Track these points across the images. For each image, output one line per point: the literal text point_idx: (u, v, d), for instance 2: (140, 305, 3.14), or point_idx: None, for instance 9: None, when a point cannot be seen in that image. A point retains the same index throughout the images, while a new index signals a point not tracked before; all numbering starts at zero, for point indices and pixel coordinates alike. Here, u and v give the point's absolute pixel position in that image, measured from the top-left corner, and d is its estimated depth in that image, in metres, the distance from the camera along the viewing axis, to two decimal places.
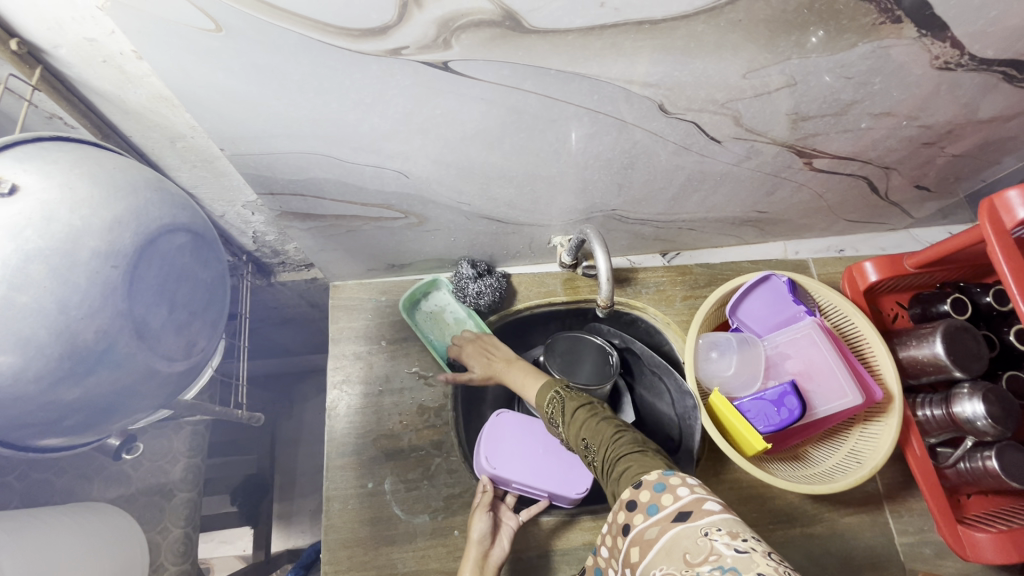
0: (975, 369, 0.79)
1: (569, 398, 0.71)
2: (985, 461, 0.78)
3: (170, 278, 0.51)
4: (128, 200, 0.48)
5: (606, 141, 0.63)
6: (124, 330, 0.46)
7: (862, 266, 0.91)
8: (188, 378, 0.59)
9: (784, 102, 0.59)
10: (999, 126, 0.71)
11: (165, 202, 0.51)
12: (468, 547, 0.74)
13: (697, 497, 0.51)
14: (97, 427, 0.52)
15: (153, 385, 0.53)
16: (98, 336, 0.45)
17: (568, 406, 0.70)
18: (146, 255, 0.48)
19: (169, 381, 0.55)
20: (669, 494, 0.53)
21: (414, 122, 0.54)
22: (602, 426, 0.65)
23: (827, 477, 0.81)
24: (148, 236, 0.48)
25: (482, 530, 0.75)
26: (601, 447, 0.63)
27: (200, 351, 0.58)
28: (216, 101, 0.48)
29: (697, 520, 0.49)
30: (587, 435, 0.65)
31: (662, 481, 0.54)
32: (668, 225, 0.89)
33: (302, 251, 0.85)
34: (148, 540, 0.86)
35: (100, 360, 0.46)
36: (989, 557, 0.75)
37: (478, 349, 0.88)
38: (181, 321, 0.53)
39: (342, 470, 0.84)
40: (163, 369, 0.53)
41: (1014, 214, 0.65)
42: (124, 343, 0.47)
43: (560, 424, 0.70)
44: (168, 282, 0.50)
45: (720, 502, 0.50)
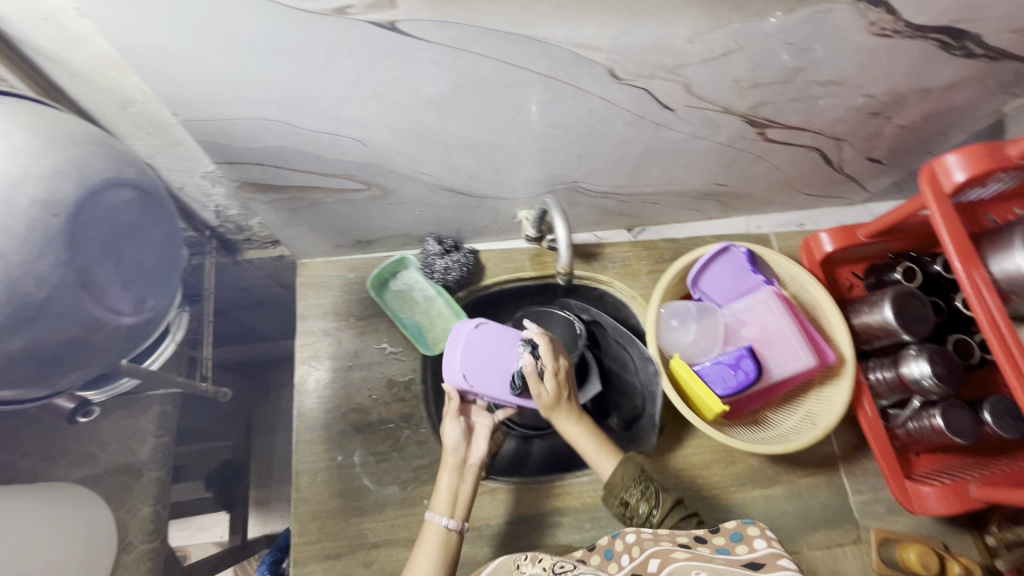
0: (921, 332, 0.82)
1: (659, 487, 0.72)
2: (931, 420, 0.81)
3: (114, 232, 0.53)
4: (69, 153, 0.50)
5: (562, 109, 0.64)
6: (67, 279, 0.49)
7: (818, 237, 0.94)
8: (140, 334, 0.61)
9: (732, 69, 0.61)
10: (941, 96, 0.74)
11: (107, 157, 0.53)
12: (444, 455, 0.78)
13: (772, 549, 0.55)
14: (50, 380, 0.55)
15: (102, 339, 0.55)
16: (39, 284, 0.47)
17: (662, 497, 0.71)
18: (89, 208, 0.50)
19: (121, 334, 0.57)
20: (746, 544, 0.58)
21: (367, 86, 0.54)
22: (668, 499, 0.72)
23: (784, 438, 0.84)
24: (91, 189, 0.50)
25: (455, 437, 0.78)
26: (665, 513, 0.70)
27: (151, 309, 0.61)
28: (163, 62, 0.48)
29: (767, 566, 0.52)
30: (656, 506, 0.71)
31: (740, 530, 0.60)
32: (631, 199, 0.91)
33: (267, 226, 0.84)
34: (116, 519, 0.85)
35: (43, 309, 0.48)
36: (933, 508, 0.79)
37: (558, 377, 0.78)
38: (128, 277, 0.55)
39: (312, 444, 0.85)
40: (111, 322, 0.55)
41: (952, 177, 0.68)
42: (67, 294, 0.49)
43: (624, 510, 0.72)
44: (112, 237, 0.53)
45: (793, 560, 0.52)
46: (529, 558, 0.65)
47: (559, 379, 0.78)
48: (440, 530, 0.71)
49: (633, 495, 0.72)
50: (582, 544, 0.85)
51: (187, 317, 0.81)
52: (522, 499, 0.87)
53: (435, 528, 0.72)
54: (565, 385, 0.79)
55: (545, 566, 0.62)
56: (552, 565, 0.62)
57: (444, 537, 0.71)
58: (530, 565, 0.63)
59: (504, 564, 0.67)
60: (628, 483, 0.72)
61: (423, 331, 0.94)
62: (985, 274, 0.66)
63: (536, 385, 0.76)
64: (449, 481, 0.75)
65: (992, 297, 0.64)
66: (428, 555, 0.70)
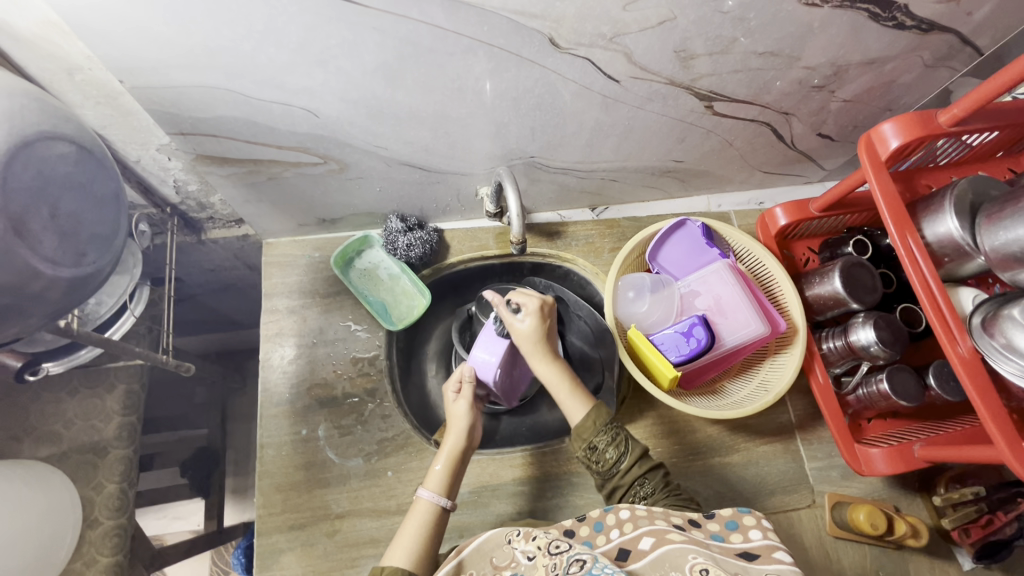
0: (868, 300, 0.85)
1: (629, 435, 0.74)
2: (878, 385, 0.84)
3: (49, 182, 0.51)
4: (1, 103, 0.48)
5: (509, 79, 0.66)
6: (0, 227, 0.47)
7: (773, 212, 0.96)
8: (78, 292, 0.59)
9: (670, 38, 0.63)
10: (879, 69, 0.77)
11: (44, 110, 0.51)
12: (448, 435, 0.78)
13: (768, 543, 0.55)
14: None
15: (42, 290, 0.53)
16: None
17: (631, 445, 0.73)
18: (22, 156, 0.48)
19: (57, 291, 0.55)
20: (741, 533, 0.58)
21: (311, 54, 0.56)
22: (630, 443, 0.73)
23: (739, 405, 0.86)
24: (25, 139, 0.48)
25: (464, 422, 0.79)
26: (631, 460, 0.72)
27: (91, 263, 0.59)
28: (105, 25, 0.50)
29: (763, 559, 0.53)
30: (617, 450, 0.73)
31: (736, 518, 0.59)
32: (590, 176, 0.93)
33: (228, 204, 0.88)
34: (81, 496, 0.86)
35: None
36: (880, 469, 0.81)
37: (541, 312, 0.79)
38: (65, 227, 0.54)
39: (277, 418, 0.87)
40: (48, 273, 0.53)
41: (887, 145, 0.70)
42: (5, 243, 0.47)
43: (590, 449, 0.73)
44: (46, 186, 0.51)
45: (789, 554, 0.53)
46: (520, 535, 0.61)
47: (544, 329, 0.79)
48: (433, 506, 0.72)
49: (602, 440, 0.73)
50: (544, 512, 0.86)
51: (148, 292, 0.87)
52: (485, 470, 0.88)
53: (425, 504, 0.72)
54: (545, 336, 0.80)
55: (540, 546, 0.58)
56: (547, 545, 0.58)
57: (434, 512, 0.72)
58: (522, 543, 0.60)
59: (496, 537, 0.63)
60: (597, 432, 0.73)
61: (388, 308, 0.95)
62: (919, 240, 0.68)
63: (517, 326, 0.78)
64: (447, 461, 0.76)
65: (926, 263, 0.66)
66: (417, 527, 0.70)
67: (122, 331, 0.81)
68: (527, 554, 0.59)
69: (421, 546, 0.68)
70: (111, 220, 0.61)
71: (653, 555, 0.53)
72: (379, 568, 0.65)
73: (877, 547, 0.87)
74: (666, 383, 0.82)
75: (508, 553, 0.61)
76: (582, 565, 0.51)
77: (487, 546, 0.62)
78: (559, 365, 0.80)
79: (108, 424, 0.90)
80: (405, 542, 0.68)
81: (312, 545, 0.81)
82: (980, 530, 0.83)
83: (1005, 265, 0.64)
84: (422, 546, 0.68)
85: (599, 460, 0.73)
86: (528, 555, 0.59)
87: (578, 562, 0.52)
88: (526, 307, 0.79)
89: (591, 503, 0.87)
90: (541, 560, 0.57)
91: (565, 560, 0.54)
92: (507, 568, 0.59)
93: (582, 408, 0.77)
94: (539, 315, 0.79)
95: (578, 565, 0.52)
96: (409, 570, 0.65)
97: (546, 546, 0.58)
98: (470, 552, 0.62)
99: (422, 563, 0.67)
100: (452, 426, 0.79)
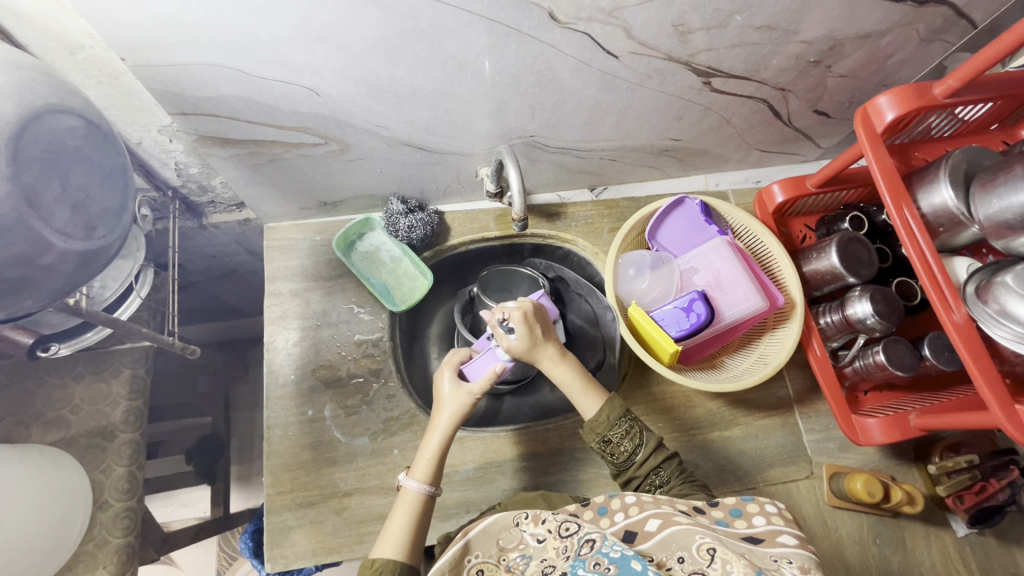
0: (865, 273, 0.86)
1: (643, 427, 0.76)
2: (875, 357, 0.85)
3: (59, 155, 0.51)
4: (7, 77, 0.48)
5: (509, 55, 0.66)
6: (14, 198, 0.47)
7: (770, 189, 0.97)
8: (86, 268, 0.60)
9: (668, 12, 0.63)
10: (875, 43, 0.77)
11: (51, 83, 0.51)
12: (435, 423, 0.77)
13: (773, 527, 0.56)
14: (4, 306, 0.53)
15: (53, 263, 0.53)
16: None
17: (646, 437, 0.75)
18: (32, 127, 0.49)
19: (68, 264, 0.56)
20: (745, 519, 0.58)
21: (312, 30, 0.56)
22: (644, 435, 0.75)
23: (738, 378, 0.88)
24: (34, 110, 0.48)
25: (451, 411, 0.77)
26: (646, 452, 0.74)
27: (102, 239, 0.60)
28: (106, 2, 0.50)
29: (768, 543, 0.54)
30: (633, 443, 0.74)
31: (740, 506, 0.60)
32: (589, 155, 0.94)
33: (230, 187, 0.88)
34: (90, 480, 0.87)
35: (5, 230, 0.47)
36: (877, 438, 0.83)
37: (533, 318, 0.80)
38: (76, 201, 0.54)
39: (283, 399, 0.88)
40: (60, 246, 0.53)
41: (883, 118, 0.71)
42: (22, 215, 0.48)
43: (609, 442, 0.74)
44: (57, 159, 0.51)
45: (795, 537, 0.55)
46: (529, 517, 0.62)
47: (536, 337, 0.79)
48: (419, 495, 0.72)
49: (616, 433, 0.74)
50: (548, 487, 0.88)
51: (153, 275, 0.87)
52: (489, 447, 0.89)
53: (412, 493, 0.73)
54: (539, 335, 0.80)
55: (550, 529, 0.59)
56: (557, 527, 0.59)
57: (421, 501, 0.72)
58: (532, 527, 0.61)
59: (502, 519, 0.63)
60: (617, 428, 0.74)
61: (391, 290, 0.96)
62: (916, 213, 0.69)
63: (505, 346, 0.79)
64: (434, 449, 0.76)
65: (923, 236, 0.67)
66: (405, 516, 0.70)
67: (129, 312, 0.82)
68: (536, 537, 0.60)
69: (407, 537, 0.68)
70: (118, 197, 0.61)
71: (659, 536, 0.55)
72: (368, 561, 0.66)
73: (873, 516, 0.89)
74: (666, 358, 0.84)
75: (516, 535, 0.62)
76: (592, 545, 0.52)
77: (495, 527, 0.63)
78: (564, 363, 0.80)
79: (115, 409, 0.91)
80: (392, 533, 0.69)
81: (321, 522, 0.82)
82: (973, 496, 0.85)
83: (998, 233, 0.65)
84: (410, 538, 0.68)
85: (618, 455, 0.74)
86: (538, 538, 0.60)
87: (588, 543, 0.53)
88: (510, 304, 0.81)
89: (594, 478, 0.89)
90: (552, 543, 0.58)
91: (576, 541, 0.55)
92: (514, 550, 0.61)
93: (593, 403, 0.77)
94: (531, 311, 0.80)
95: (589, 545, 0.53)
96: (400, 561, 0.66)
97: (556, 529, 0.58)
98: (477, 532, 0.62)
99: (412, 552, 0.68)
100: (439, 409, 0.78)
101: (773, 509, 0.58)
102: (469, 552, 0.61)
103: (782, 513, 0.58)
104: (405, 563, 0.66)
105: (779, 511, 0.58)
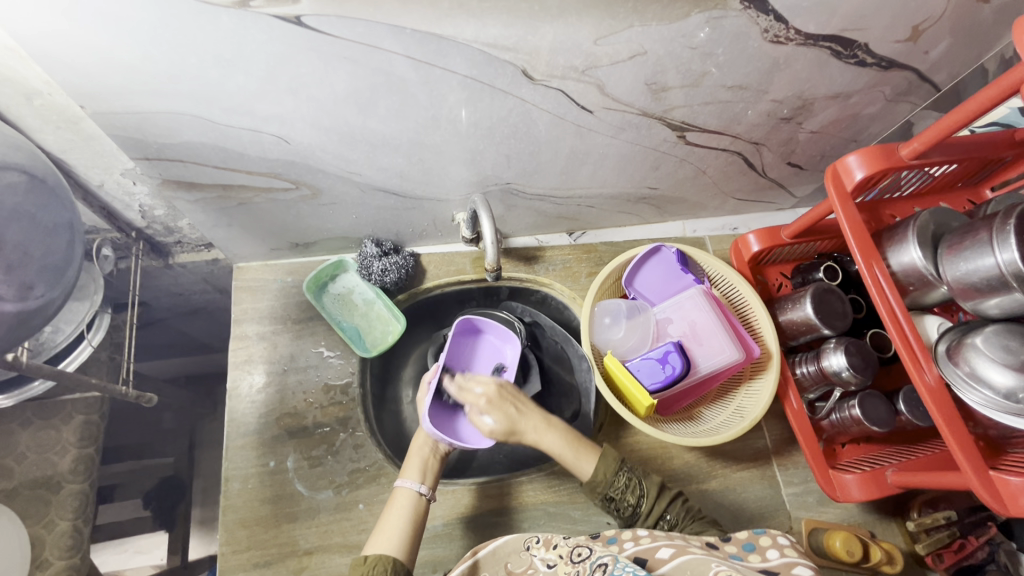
0: (839, 326, 0.86)
1: (641, 475, 0.74)
2: (851, 411, 0.85)
3: None
4: None
5: (483, 108, 0.66)
6: None
7: (746, 238, 0.98)
8: (30, 323, 0.59)
9: (641, 72, 0.64)
10: (844, 103, 0.79)
11: None
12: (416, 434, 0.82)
13: (786, 560, 0.54)
14: None
15: None
16: None
17: (647, 485, 0.72)
18: None
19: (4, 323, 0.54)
20: (758, 553, 0.56)
21: (281, 82, 0.55)
22: (646, 483, 0.73)
23: (714, 431, 0.86)
24: None
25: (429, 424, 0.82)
26: (653, 505, 0.71)
27: (45, 296, 0.59)
28: (64, 53, 0.48)
29: None
30: (637, 496, 0.72)
31: (753, 541, 0.58)
32: (566, 201, 0.94)
33: (197, 228, 0.86)
34: (30, 535, 0.81)
35: None
36: (854, 496, 0.82)
37: (502, 398, 0.80)
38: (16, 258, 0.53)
39: (243, 449, 0.84)
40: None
41: (853, 177, 0.72)
42: None
43: (624, 492, 0.72)
44: None
45: (810, 569, 0.52)
46: (539, 541, 0.61)
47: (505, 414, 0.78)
48: (412, 494, 0.73)
49: (618, 487, 0.72)
50: None
51: (108, 319, 0.85)
52: (460, 500, 0.86)
53: (405, 493, 0.73)
54: (506, 404, 0.79)
55: (561, 554, 0.58)
56: (569, 552, 0.58)
57: (413, 500, 0.73)
58: (542, 550, 0.60)
59: (512, 543, 0.63)
60: (624, 491, 0.72)
61: (362, 333, 0.93)
62: (886, 271, 0.69)
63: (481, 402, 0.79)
64: (420, 453, 0.78)
65: (893, 293, 0.68)
66: (400, 517, 0.71)
67: (77, 362, 0.79)
68: (546, 562, 0.59)
69: (403, 538, 0.68)
70: (64, 249, 0.61)
71: (672, 563, 0.52)
72: (361, 558, 0.65)
73: (853, 574, 0.87)
74: (641, 410, 0.82)
75: (525, 559, 0.61)
76: (606, 568, 0.50)
77: (503, 550, 0.62)
78: (546, 430, 0.77)
79: (63, 458, 0.86)
80: (388, 532, 0.69)
81: None
82: (953, 554, 0.84)
83: (967, 294, 0.65)
84: (405, 537, 0.68)
85: (625, 508, 0.72)
86: (549, 563, 0.58)
87: (601, 566, 0.52)
88: (476, 392, 0.80)
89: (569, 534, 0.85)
90: (563, 568, 0.57)
91: (588, 566, 0.54)
92: (522, 574, 0.60)
93: (592, 459, 0.75)
94: (496, 390, 0.80)
95: (601, 569, 0.51)
96: (396, 558, 0.65)
97: (568, 554, 0.58)
98: (486, 553, 0.62)
99: (407, 554, 0.67)
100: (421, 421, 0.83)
101: (785, 541, 0.56)
102: (477, 572, 0.61)
103: (795, 546, 0.56)
104: (401, 561, 0.65)
105: (792, 544, 0.56)
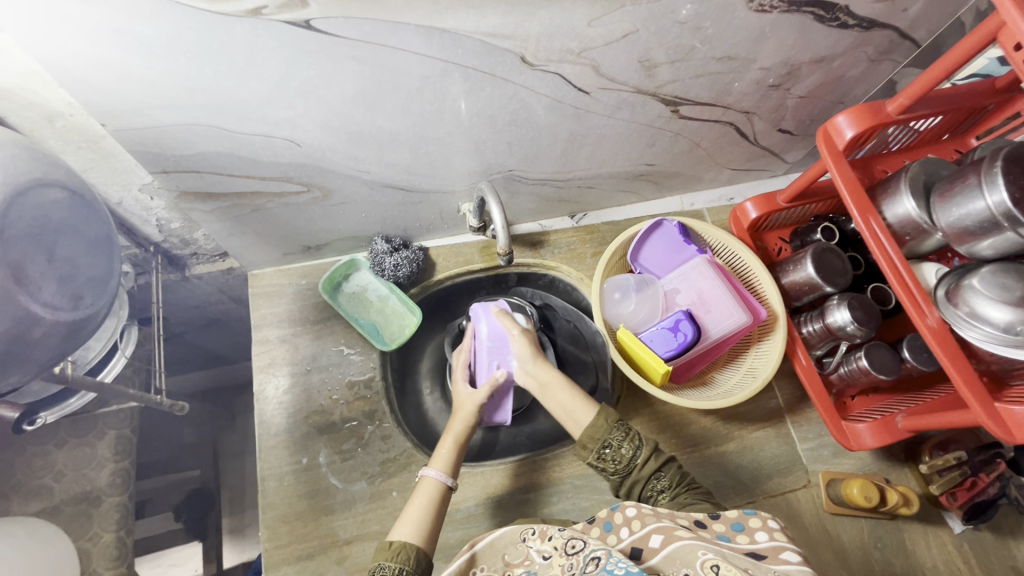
0: (840, 282, 0.89)
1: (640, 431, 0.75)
2: (858, 362, 0.88)
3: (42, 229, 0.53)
4: None
5: (484, 97, 0.68)
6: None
7: (743, 206, 1.00)
8: (74, 337, 0.61)
9: (634, 50, 0.66)
10: (830, 66, 0.82)
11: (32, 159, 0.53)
12: (454, 423, 0.83)
13: (775, 544, 0.54)
14: None
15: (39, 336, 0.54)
16: None
17: (645, 440, 0.74)
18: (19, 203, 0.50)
19: (55, 335, 0.56)
20: (747, 534, 0.56)
21: (292, 86, 0.58)
22: (644, 438, 0.74)
23: (729, 394, 0.89)
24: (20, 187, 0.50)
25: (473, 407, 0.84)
26: (648, 461, 0.72)
27: (89, 307, 0.62)
28: (87, 72, 0.51)
29: (771, 559, 0.51)
30: (633, 447, 0.73)
31: (742, 521, 0.58)
32: (567, 184, 0.96)
33: (212, 238, 0.88)
34: (78, 549, 0.84)
35: None
36: (868, 443, 0.85)
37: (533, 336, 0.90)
38: (64, 273, 0.56)
39: (276, 448, 0.86)
40: (48, 319, 0.54)
41: (843, 136, 0.74)
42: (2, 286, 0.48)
43: (620, 445, 0.73)
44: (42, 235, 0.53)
45: (797, 553, 0.52)
46: (536, 532, 0.63)
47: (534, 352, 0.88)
48: (439, 484, 0.75)
49: (615, 438, 0.74)
50: (551, 518, 0.87)
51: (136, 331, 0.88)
52: (490, 480, 0.89)
53: (432, 482, 0.75)
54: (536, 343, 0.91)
55: (556, 546, 0.59)
56: (563, 544, 0.59)
57: (440, 490, 0.75)
58: (538, 542, 0.61)
59: (509, 535, 0.64)
60: (622, 441, 0.73)
61: (380, 328, 0.96)
62: (882, 223, 0.72)
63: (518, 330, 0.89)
64: (452, 443, 0.80)
65: (889, 243, 0.70)
66: (423, 503, 0.73)
67: (112, 372, 0.84)
68: (542, 553, 0.60)
69: (425, 524, 0.71)
70: (104, 264, 0.63)
71: (664, 552, 0.54)
72: (386, 544, 0.68)
73: (872, 519, 0.90)
74: (658, 378, 0.84)
75: (522, 551, 0.63)
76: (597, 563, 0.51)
77: (501, 542, 0.64)
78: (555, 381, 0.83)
79: (101, 472, 0.88)
80: (410, 519, 0.71)
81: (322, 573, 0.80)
82: (965, 492, 0.87)
83: (961, 238, 0.68)
84: (426, 525, 0.71)
85: (619, 458, 0.73)
86: (544, 554, 0.60)
87: (593, 560, 0.53)
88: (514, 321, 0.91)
89: (597, 504, 0.88)
90: (557, 560, 0.58)
91: (582, 559, 0.54)
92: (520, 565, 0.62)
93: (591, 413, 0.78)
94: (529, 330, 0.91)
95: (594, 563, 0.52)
96: (417, 546, 0.68)
97: (562, 545, 0.59)
98: (484, 545, 0.64)
99: (429, 540, 0.70)
100: (463, 409, 0.84)
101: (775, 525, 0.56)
102: (475, 564, 0.63)
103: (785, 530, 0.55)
104: (422, 549, 0.68)
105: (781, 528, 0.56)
